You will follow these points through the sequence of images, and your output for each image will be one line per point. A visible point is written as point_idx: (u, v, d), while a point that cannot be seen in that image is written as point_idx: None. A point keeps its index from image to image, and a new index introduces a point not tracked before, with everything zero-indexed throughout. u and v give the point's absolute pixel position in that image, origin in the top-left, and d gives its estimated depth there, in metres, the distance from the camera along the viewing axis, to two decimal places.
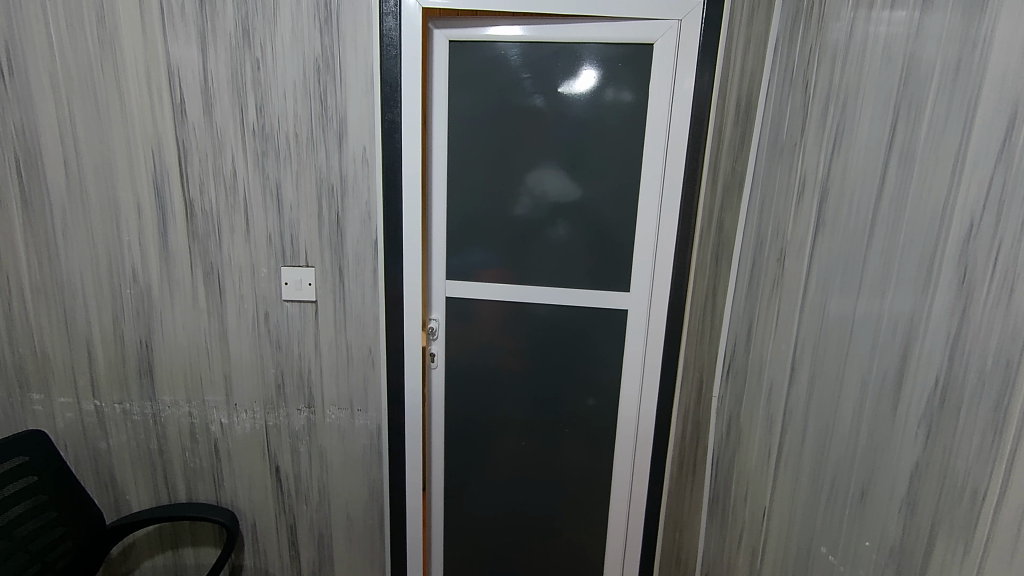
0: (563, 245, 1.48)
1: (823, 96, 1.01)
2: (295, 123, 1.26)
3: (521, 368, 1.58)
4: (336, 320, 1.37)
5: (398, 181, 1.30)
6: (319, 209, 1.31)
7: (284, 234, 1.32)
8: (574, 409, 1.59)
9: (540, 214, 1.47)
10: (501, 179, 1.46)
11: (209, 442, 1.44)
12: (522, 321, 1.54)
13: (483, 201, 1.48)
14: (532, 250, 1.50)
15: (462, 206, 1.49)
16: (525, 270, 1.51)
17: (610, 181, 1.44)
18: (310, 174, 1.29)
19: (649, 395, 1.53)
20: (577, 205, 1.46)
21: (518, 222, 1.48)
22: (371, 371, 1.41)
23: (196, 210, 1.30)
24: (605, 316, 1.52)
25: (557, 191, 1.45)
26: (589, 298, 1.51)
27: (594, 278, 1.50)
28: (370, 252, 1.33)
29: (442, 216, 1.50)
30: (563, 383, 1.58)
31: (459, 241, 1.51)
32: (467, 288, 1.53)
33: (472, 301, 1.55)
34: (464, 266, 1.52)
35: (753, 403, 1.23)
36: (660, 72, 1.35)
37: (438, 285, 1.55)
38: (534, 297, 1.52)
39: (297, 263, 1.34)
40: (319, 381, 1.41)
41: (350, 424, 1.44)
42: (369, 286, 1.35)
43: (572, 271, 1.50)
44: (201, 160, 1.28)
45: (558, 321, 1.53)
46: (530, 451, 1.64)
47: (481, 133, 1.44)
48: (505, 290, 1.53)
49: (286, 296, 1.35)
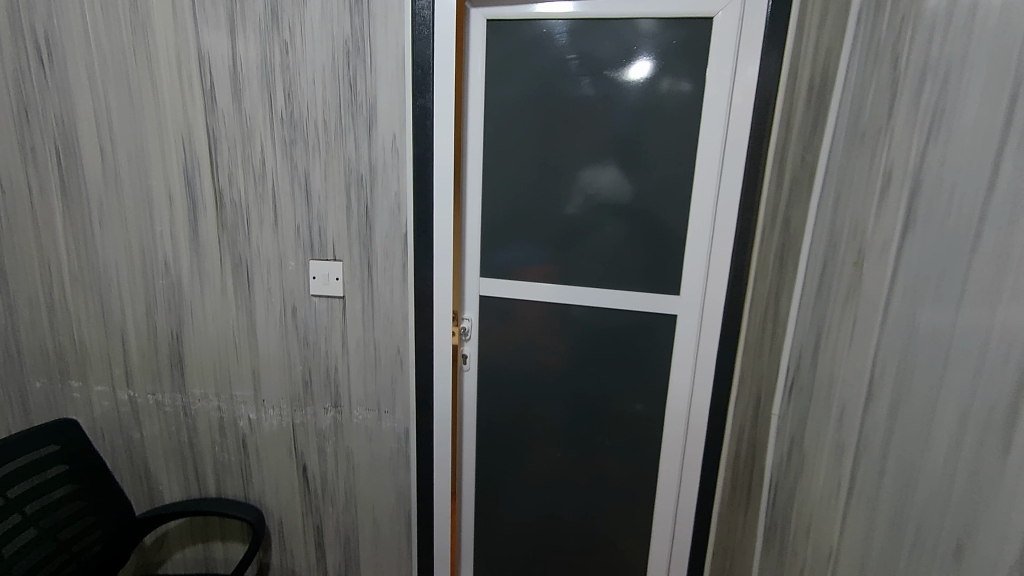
0: (608, 243, 1.37)
1: (917, 71, 0.85)
2: (324, 110, 1.20)
3: (559, 373, 1.48)
4: (363, 318, 1.31)
5: (429, 172, 1.23)
6: (348, 201, 1.25)
7: (312, 227, 1.27)
8: (615, 419, 1.48)
9: (583, 208, 1.36)
10: (541, 170, 1.36)
11: (237, 437, 1.42)
12: (561, 324, 1.44)
13: (522, 194, 1.38)
14: (573, 247, 1.39)
15: (500, 199, 1.40)
16: (566, 269, 1.40)
17: (661, 173, 1.31)
18: (338, 163, 1.23)
19: (699, 409, 1.40)
20: (624, 199, 1.34)
21: (559, 217, 1.38)
22: (399, 372, 1.34)
23: (225, 200, 1.27)
24: (651, 321, 1.39)
25: (601, 183, 1.34)
26: (634, 301, 1.39)
27: (640, 279, 1.38)
28: (399, 247, 1.26)
29: (478, 210, 1.41)
30: (603, 391, 1.46)
31: (495, 237, 1.43)
32: (503, 286, 1.45)
33: (508, 300, 1.46)
34: (500, 263, 1.44)
35: (820, 425, 1.08)
36: (720, 50, 1.21)
37: (472, 283, 1.46)
38: (574, 298, 1.42)
39: (324, 257, 1.28)
40: (346, 380, 1.36)
41: (376, 426, 1.38)
42: (398, 282, 1.28)
43: (616, 271, 1.38)
44: (231, 149, 1.24)
45: (599, 324, 1.42)
46: (566, 460, 1.54)
47: (521, 120, 1.34)
48: (543, 290, 1.43)
49: (314, 290, 1.30)
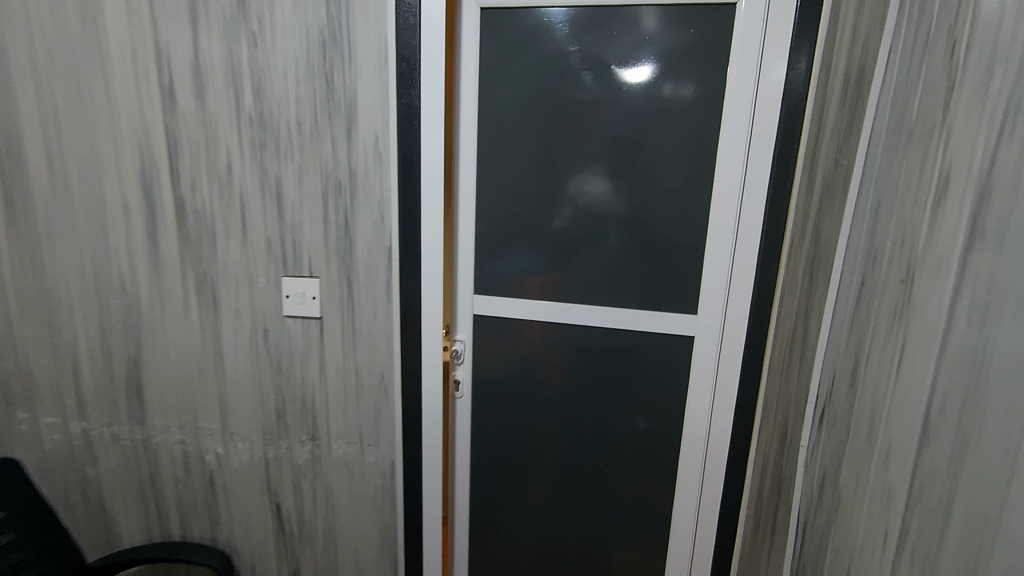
0: (616, 256, 1.23)
1: (974, 54, 0.71)
2: (297, 108, 1.07)
3: (562, 397, 1.34)
4: (344, 340, 1.18)
5: (416, 177, 1.09)
6: (326, 211, 1.11)
7: (285, 240, 1.14)
8: (624, 447, 1.34)
9: (587, 217, 1.22)
10: (541, 175, 1.23)
11: (204, 473, 1.27)
12: (564, 345, 1.30)
13: (519, 202, 1.25)
14: (576, 261, 1.25)
15: (495, 207, 1.26)
16: (568, 285, 1.27)
17: (674, 178, 1.17)
18: (314, 168, 1.10)
19: (718, 439, 1.26)
20: (633, 208, 1.20)
21: (561, 227, 1.24)
22: (383, 401, 1.20)
23: (187, 210, 1.13)
24: (664, 342, 1.25)
25: (607, 190, 1.20)
26: (644, 320, 1.25)
27: (652, 296, 1.24)
28: (384, 263, 1.13)
29: (471, 219, 1.28)
30: (610, 418, 1.33)
31: (490, 249, 1.29)
32: (499, 303, 1.31)
33: (504, 318, 1.32)
34: (498, 278, 1.30)
35: (858, 462, 0.95)
36: (744, 40, 1.08)
37: (465, 300, 1.33)
38: (578, 316, 1.28)
39: (299, 273, 1.15)
40: (324, 411, 1.21)
41: (358, 460, 1.24)
42: (382, 301, 1.15)
43: (625, 286, 1.25)
44: (193, 153, 1.11)
45: (606, 346, 1.28)
46: (570, 492, 1.40)
47: (518, 120, 1.21)
48: (544, 307, 1.29)
49: (287, 311, 1.16)
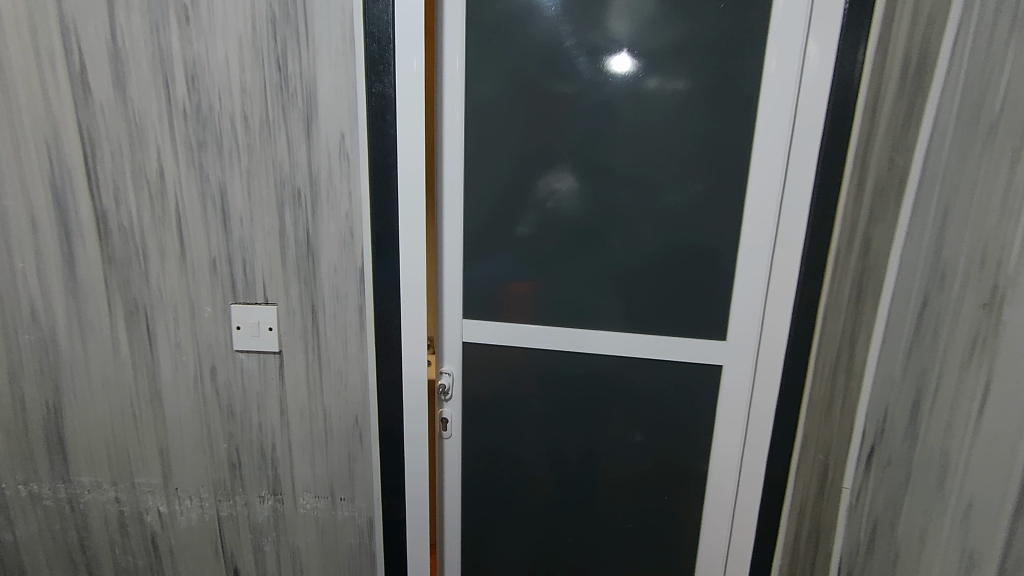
0: (624, 274, 1.04)
1: None
2: (243, 99, 0.87)
3: (556, 424, 1.13)
4: (308, 378, 0.99)
5: (393, 184, 0.90)
6: (282, 224, 0.92)
7: (233, 260, 0.94)
8: (633, 477, 1.15)
9: (589, 227, 1.03)
10: (534, 177, 1.03)
11: (144, 535, 1.07)
12: (565, 375, 1.10)
13: (505, 210, 1.05)
14: (574, 279, 1.06)
15: (479, 216, 1.06)
16: (567, 307, 1.07)
17: (693, 182, 0.99)
18: (266, 173, 0.90)
19: (744, 465, 1.10)
20: (645, 216, 1.01)
21: (557, 240, 1.05)
22: (357, 450, 1.01)
23: (110, 224, 0.93)
24: (684, 372, 1.08)
25: (612, 195, 1.01)
26: (662, 349, 1.07)
27: (670, 320, 1.05)
28: (355, 289, 0.94)
29: (455, 231, 1.07)
30: (614, 445, 1.13)
31: (473, 267, 1.08)
32: (485, 330, 1.10)
33: (491, 346, 1.10)
34: (484, 299, 1.09)
35: (919, 523, 0.76)
36: (786, 14, 0.91)
37: (452, 325, 1.11)
38: (583, 343, 1.08)
39: (252, 300, 0.96)
40: (287, 461, 1.03)
41: (330, 517, 1.05)
42: (353, 333, 0.96)
43: (636, 309, 1.06)
44: (114, 155, 0.90)
45: (615, 377, 1.09)
46: (570, 528, 1.19)
47: (506, 112, 1.01)
48: (538, 334, 1.08)
49: (239, 345, 0.97)
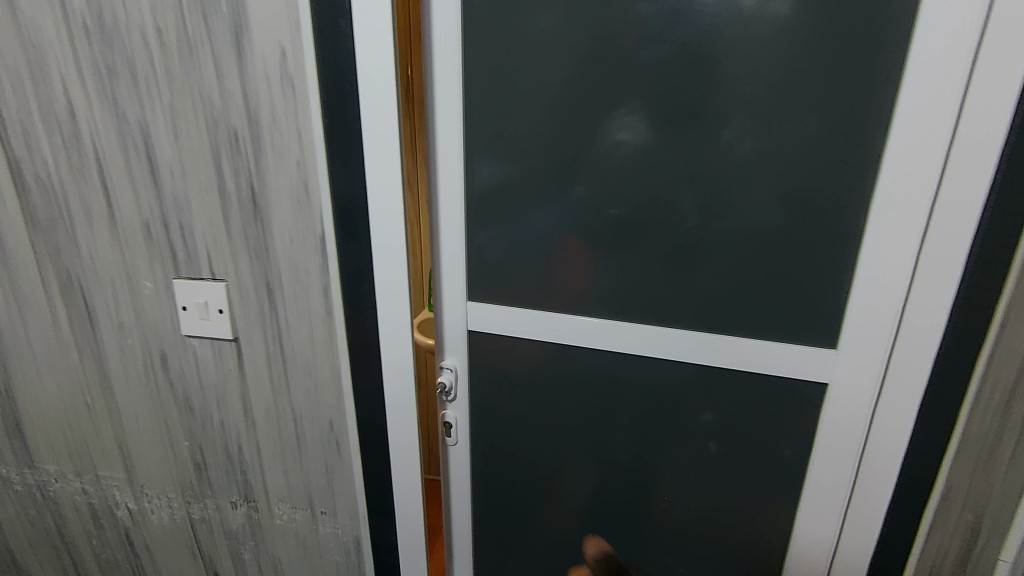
0: (696, 252, 0.69)
1: None
2: (152, 5, 0.64)
3: (588, 394, 0.80)
4: (271, 371, 0.79)
5: (355, 126, 0.65)
6: (220, 178, 0.70)
7: (168, 224, 0.73)
8: (699, 475, 0.79)
9: (643, 181, 0.67)
10: (561, 104, 0.67)
11: (118, 531, 0.95)
12: (606, 377, 0.78)
13: (519, 153, 0.71)
14: (619, 257, 0.72)
15: (484, 162, 0.72)
16: (608, 298, 0.74)
17: (817, 107, 0.60)
18: (194, 110, 0.67)
19: (872, 481, 0.71)
20: (734, 163, 0.64)
21: (594, 200, 0.70)
22: (335, 461, 0.82)
23: (27, 179, 0.75)
24: (787, 388, 0.71)
25: (681, 128, 0.64)
26: (753, 359, 0.71)
27: (770, 320, 0.69)
28: (316, 266, 0.71)
29: (453, 184, 0.75)
30: (673, 431, 0.78)
31: (477, 235, 0.76)
32: (495, 322, 0.79)
33: (503, 341, 0.81)
34: (498, 284, 0.78)
35: None
36: None
37: (453, 310, 0.81)
38: (627, 342, 0.75)
39: (196, 275, 0.76)
40: (256, 467, 0.85)
41: (311, 532, 0.88)
42: (320, 319, 0.74)
43: (714, 305, 0.70)
44: (15, 91, 0.70)
45: (677, 392, 0.75)
46: (606, 532, 0.87)
47: (519, 0, 0.65)
48: (567, 331, 0.77)
49: (187, 329, 0.78)
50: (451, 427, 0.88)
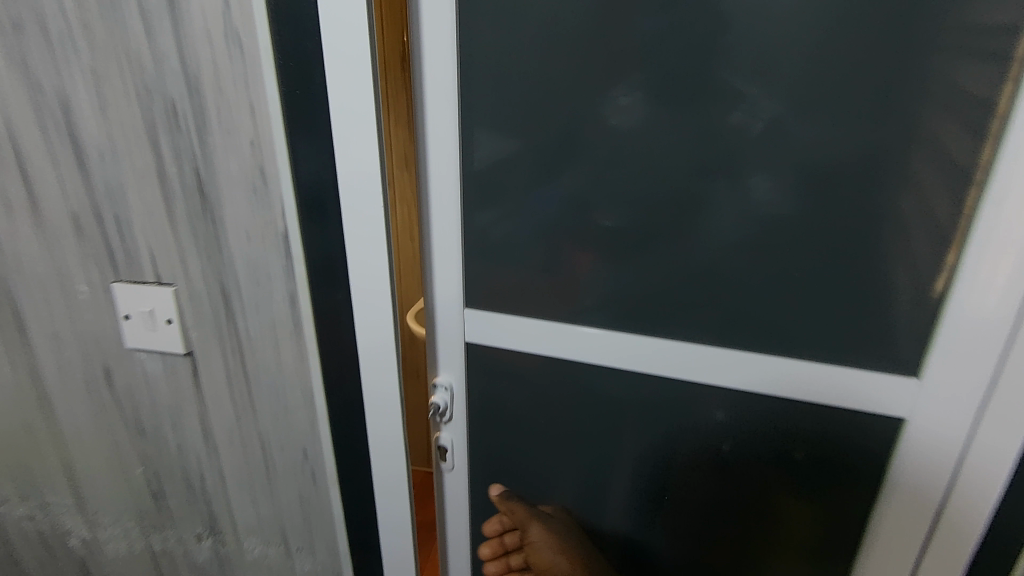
0: (752, 258, 0.54)
1: None
2: None
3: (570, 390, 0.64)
4: (232, 391, 0.67)
5: (320, 96, 0.52)
6: (158, 161, 0.57)
7: (102, 218, 0.61)
8: (737, 490, 0.63)
9: (684, 166, 0.52)
10: (579, 65, 0.52)
11: (74, 561, 0.85)
12: (632, 401, 0.63)
13: (524, 130, 0.55)
14: (651, 263, 0.57)
15: (479, 141, 0.57)
16: (635, 313, 0.59)
17: (925, 73, 0.46)
18: (122, 76, 0.54)
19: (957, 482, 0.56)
20: (807, 143, 0.49)
21: (621, 192, 0.55)
22: (311, 493, 0.70)
23: None
24: (859, 421, 0.57)
25: (736, 98, 0.49)
26: (820, 388, 0.56)
27: (844, 341, 0.54)
28: (278, 269, 0.59)
29: (439, 166, 0.59)
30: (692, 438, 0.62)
31: (471, 232, 0.61)
32: (494, 338, 0.65)
33: (504, 361, 0.66)
34: (500, 290, 0.63)
35: None
36: None
37: (443, 321, 0.66)
38: (653, 361, 0.60)
39: (139, 278, 0.63)
40: (221, 497, 0.73)
41: (286, 568, 0.77)
42: (285, 332, 0.62)
43: (773, 324, 0.56)
44: None
45: (719, 424, 0.61)
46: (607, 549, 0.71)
47: None
48: (582, 350, 0.62)
49: (131, 342, 0.66)
50: (445, 451, 0.74)
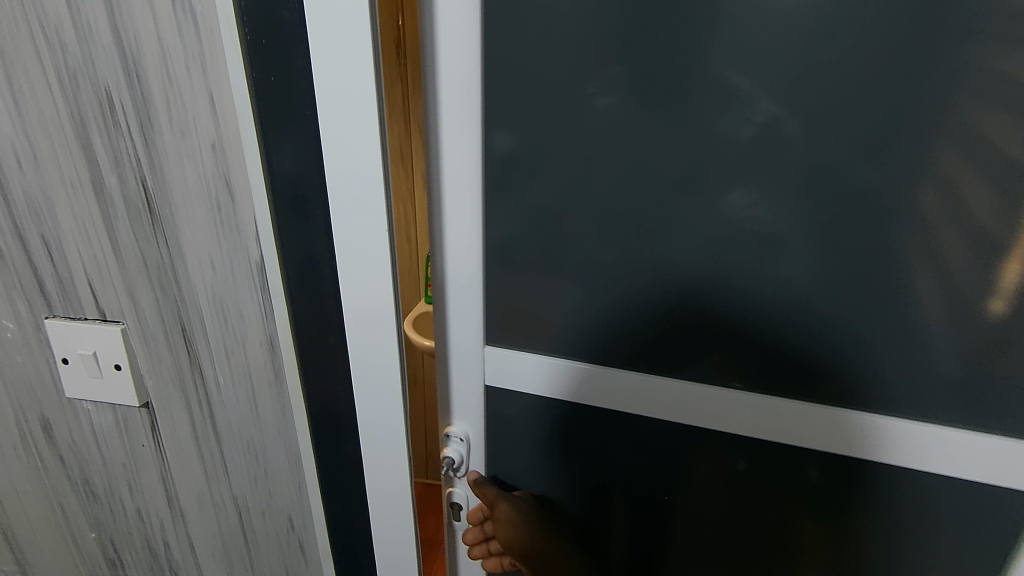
0: (857, 295, 0.42)
1: None
2: None
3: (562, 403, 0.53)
4: (200, 448, 0.54)
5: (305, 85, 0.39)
6: (93, 168, 0.44)
7: (26, 240, 0.47)
8: (759, 503, 0.52)
9: (775, 176, 0.41)
10: (642, 44, 0.40)
11: None
12: (688, 455, 0.52)
13: (565, 129, 0.44)
14: (723, 295, 0.45)
15: (508, 143, 0.45)
16: (700, 355, 0.48)
17: None
18: (40, 57, 0.41)
19: None
20: (946, 148, 0.37)
21: (689, 208, 0.43)
22: (299, 566, 0.58)
23: None
24: (990, 495, 0.45)
25: (853, 89, 0.37)
26: (929, 456, 0.45)
27: (969, 402, 0.43)
28: (252, 306, 0.46)
29: (459, 174, 0.47)
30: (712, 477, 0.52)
31: (498, 255, 0.49)
32: (525, 380, 0.53)
33: (535, 407, 0.55)
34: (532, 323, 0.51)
35: None
36: None
37: (461, 360, 0.54)
38: (711, 408, 0.49)
39: (78, 314, 0.50)
40: (192, 567, 0.61)
41: None
42: (263, 380, 0.49)
43: (879, 377, 0.44)
44: None
45: (795, 489, 0.50)
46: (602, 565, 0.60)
47: None
48: (631, 397, 0.51)
49: (72, 391, 0.53)
50: (460, 508, 0.62)
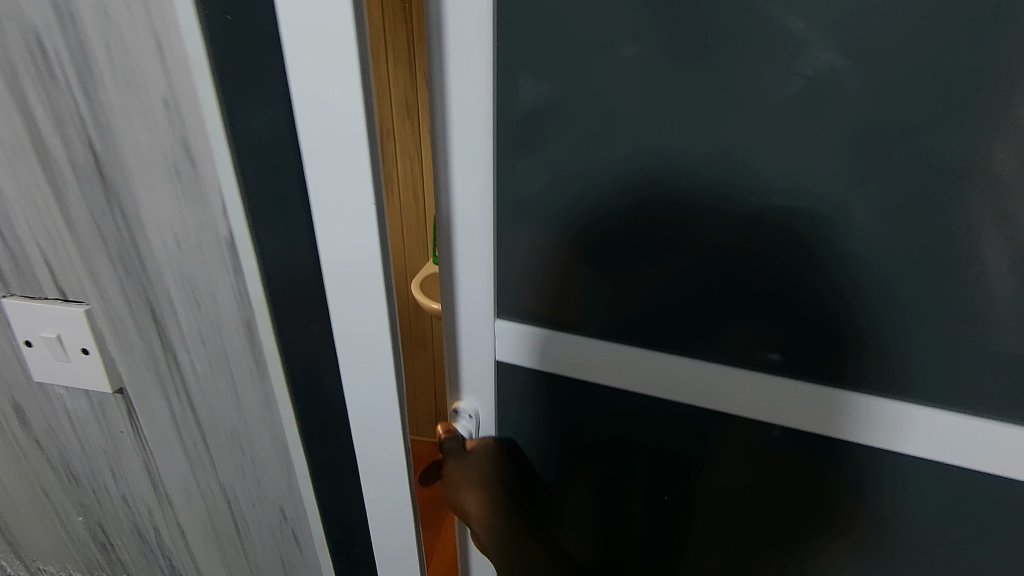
0: (945, 277, 0.34)
1: None
2: None
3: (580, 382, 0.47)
4: (181, 437, 0.50)
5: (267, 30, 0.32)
6: (33, 128, 0.37)
7: None
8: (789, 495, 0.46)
9: (861, 127, 0.32)
10: None
11: None
12: (717, 448, 0.46)
13: (590, 68, 0.36)
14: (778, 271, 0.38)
15: (533, 89, 0.37)
16: (743, 337, 0.41)
17: None
18: None
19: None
20: None
21: (739, 167, 0.36)
22: (295, 556, 0.55)
23: None
24: None
25: (967, 13, 0.29)
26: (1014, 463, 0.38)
27: None
28: (226, 287, 0.41)
29: (460, 121, 0.39)
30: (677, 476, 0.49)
31: (511, 219, 0.42)
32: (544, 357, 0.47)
33: (549, 393, 0.49)
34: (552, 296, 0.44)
35: None
36: None
37: (468, 336, 0.47)
38: (756, 396, 0.42)
39: (38, 293, 0.45)
40: (184, 553, 0.58)
41: None
42: (244, 369, 0.44)
43: (961, 373, 0.37)
44: None
45: (840, 490, 0.44)
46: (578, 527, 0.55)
47: None
48: (659, 381, 0.44)
49: (40, 375, 0.48)
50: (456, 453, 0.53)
